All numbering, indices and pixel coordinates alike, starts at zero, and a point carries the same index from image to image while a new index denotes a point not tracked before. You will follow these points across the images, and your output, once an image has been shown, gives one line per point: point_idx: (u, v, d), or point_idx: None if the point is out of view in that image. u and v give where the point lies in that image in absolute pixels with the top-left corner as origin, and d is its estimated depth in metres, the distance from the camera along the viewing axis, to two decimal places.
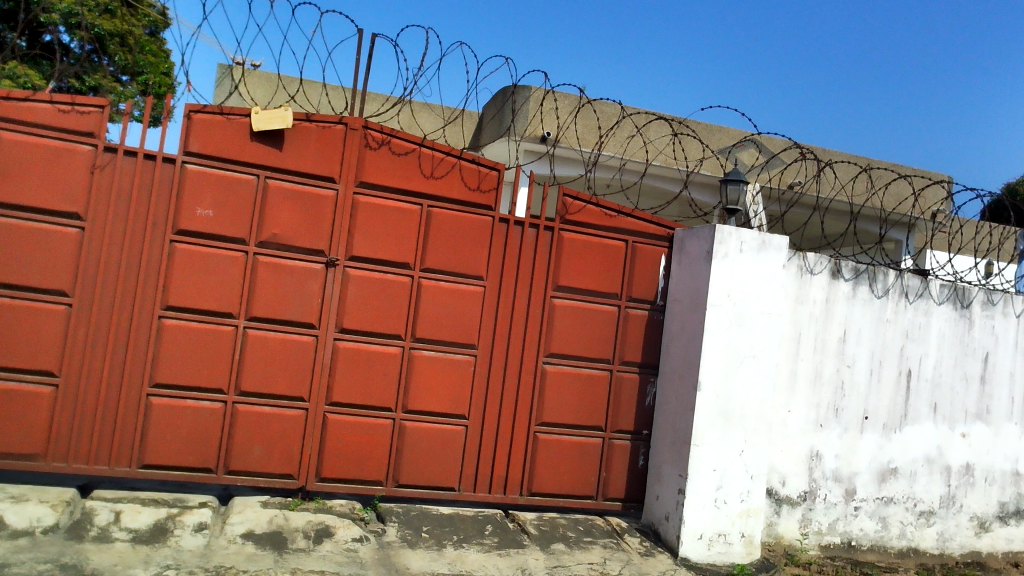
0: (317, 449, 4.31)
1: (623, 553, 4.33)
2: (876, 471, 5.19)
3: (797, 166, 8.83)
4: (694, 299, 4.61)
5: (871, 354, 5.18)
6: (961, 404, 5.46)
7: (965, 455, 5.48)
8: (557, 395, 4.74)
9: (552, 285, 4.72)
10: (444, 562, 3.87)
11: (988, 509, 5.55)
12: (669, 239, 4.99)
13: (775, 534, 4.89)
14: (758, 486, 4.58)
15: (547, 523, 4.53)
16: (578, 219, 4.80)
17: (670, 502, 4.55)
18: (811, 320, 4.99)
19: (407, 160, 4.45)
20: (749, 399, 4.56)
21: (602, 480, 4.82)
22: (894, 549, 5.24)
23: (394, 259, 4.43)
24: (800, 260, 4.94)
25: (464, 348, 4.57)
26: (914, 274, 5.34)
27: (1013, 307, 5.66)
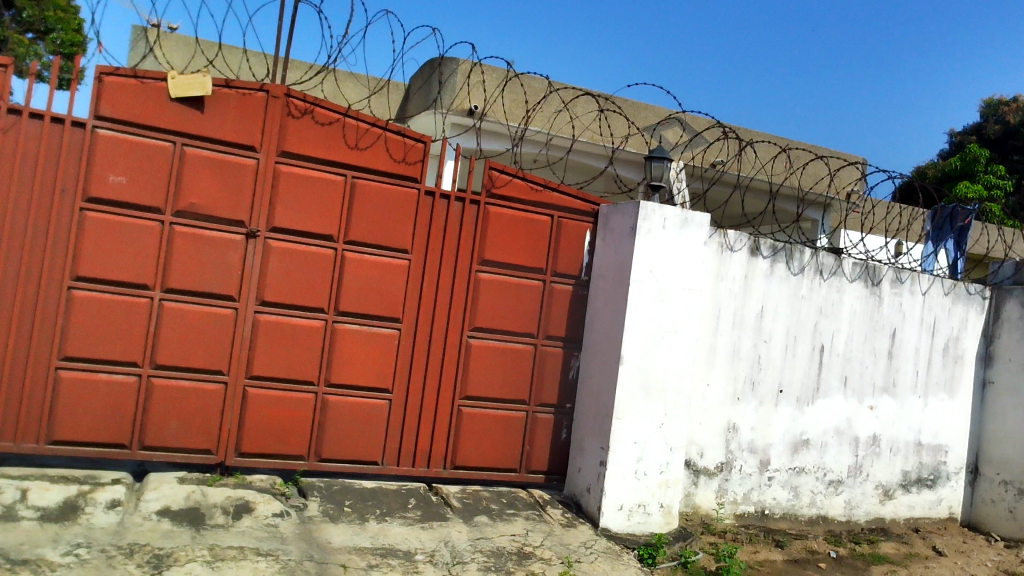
0: (237, 424, 4.23)
1: (545, 524, 4.38)
2: (789, 443, 5.38)
3: (719, 146, 9.03)
4: (618, 274, 4.67)
5: (787, 329, 5.34)
6: (869, 377, 5.69)
7: (872, 426, 5.71)
8: (482, 369, 4.75)
9: (478, 259, 4.71)
10: (367, 536, 3.86)
11: (892, 478, 5.81)
12: (594, 215, 5.02)
13: (693, 504, 5.03)
14: (678, 457, 4.70)
15: (470, 496, 4.55)
16: (504, 193, 4.79)
17: (591, 474, 4.62)
18: (730, 296, 5.11)
19: (331, 129, 4.37)
20: (670, 373, 4.65)
21: (526, 453, 4.86)
22: (804, 517, 5.45)
23: (317, 231, 4.35)
24: (721, 237, 5.04)
25: (388, 322, 4.54)
26: (828, 253, 5.50)
27: (920, 284, 5.89)
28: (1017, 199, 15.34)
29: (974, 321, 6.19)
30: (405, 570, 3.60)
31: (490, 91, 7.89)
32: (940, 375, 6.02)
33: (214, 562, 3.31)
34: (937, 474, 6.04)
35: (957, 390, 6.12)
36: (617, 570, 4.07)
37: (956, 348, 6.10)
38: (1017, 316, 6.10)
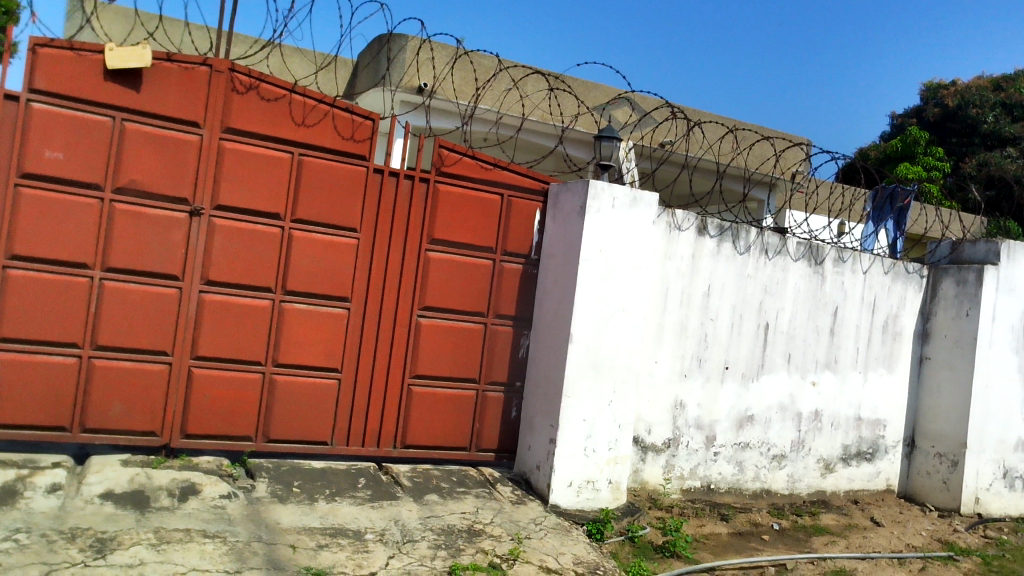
0: (182, 405, 4.17)
1: (495, 502, 4.41)
2: (734, 419, 5.48)
3: (667, 126, 9.10)
4: (567, 253, 4.69)
5: (733, 308, 5.43)
6: (812, 353, 5.82)
7: (815, 402, 5.85)
8: (432, 348, 4.74)
9: (427, 238, 4.69)
10: (316, 516, 3.84)
11: (833, 452, 5.97)
12: (544, 194, 5.03)
13: (640, 480, 5.11)
14: (626, 434, 4.76)
15: (420, 475, 4.55)
16: (453, 171, 4.77)
17: (540, 452, 4.66)
18: (678, 275, 5.17)
19: (277, 106, 4.29)
20: (619, 351, 4.70)
21: (476, 432, 4.88)
22: (749, 491, 5.58)
23: (264, 209, 4.28)
24: (669, 216, 5.09)
25: (337, 301, 4.50)
26: (773, 232, 5.60)
27: (861, 263, 6.03)
28: (954, 179, 15.75)
29: (912, 299, 6.37)
30: (355, 549, 3.60)
31: (439, 69, 7.83)
32: (879, 351, 6.19)
33: (160, 545, 3.27)
34: (876, 448, 6.22)
35: (896, 365, 6.29)
36: (566, 545, 4.12)
37: (894, 325, 6.27)
38: (952, 295, 6.27)
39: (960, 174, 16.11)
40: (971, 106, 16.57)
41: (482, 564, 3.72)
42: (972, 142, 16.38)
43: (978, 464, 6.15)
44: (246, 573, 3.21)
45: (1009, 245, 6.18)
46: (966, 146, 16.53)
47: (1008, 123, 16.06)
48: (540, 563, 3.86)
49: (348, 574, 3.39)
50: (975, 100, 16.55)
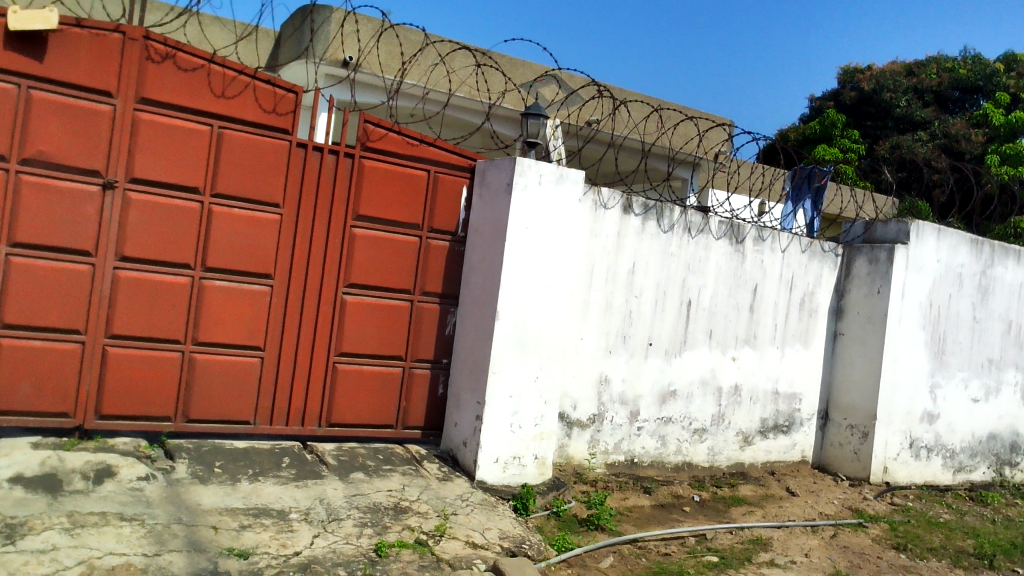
0: (96, 385, 4.03)
1: (422, 479, 4.41)
2: (657, 394, 5.59)
3: (594, 104, 9.16)
4: (494, 230, 4.69)
5: (657, 285, 5.52)
6: (732, 329, 5.96)
7: (734, 376, 6.01)
8: (357, 326, 4.69)
9: (352, 214, 4.62)
10: (239, 496, 3.78)
11: (751, 425, 6.15)
12: (471, 170, 5.01)
13: (566, 455, 5.17)
14: (551, 410, 4.82)
15: (346, 453, 4.51)
16: (379, 147, 4.70)
17: (467, 429, 4.67)
18: (604, 253, 5.23)
19: (195, 76, 4.15)
20: (545, 328, 4.74)
21: (402, 410, 4.86)
22: (671, 464, 5.71)
23: (182, 182, 4.15)
24: (595, 194, 5.13)
25: (259, 278, 4.40)
26: (696, 211, 5.70)
27: (780, 242, 6.20)
28: (868, 161, 16.27)
29: (827, 276, 6.58)
30: (279, 529, 3.56)
31: (364, 42, 7.70)
32: (796, 328, 6.38)
33: (74, 529, 3.17)
34: (792, 421, 6.43)
35: (811, 341, 6.51)
36: (493, 520, 4.16)
37: (810, 302, 6.47)
38: (865, 273, 6.50)
39: (874, 156, 16.64)
40: (886, 90, 17.08)
41: (409, 541, 3.73)
42: (886, 126, 16.84)
43: (887, 435, 6.43)
44: (166, 556, 3.15)
45: (918, 225, 6.43)
46: (880, 129, 17.03)
47: (919, 108, 16.62)
48: (466, 538, 3.89)
49: (272, 554, 3.36)
50: (889, 85, 17.08)
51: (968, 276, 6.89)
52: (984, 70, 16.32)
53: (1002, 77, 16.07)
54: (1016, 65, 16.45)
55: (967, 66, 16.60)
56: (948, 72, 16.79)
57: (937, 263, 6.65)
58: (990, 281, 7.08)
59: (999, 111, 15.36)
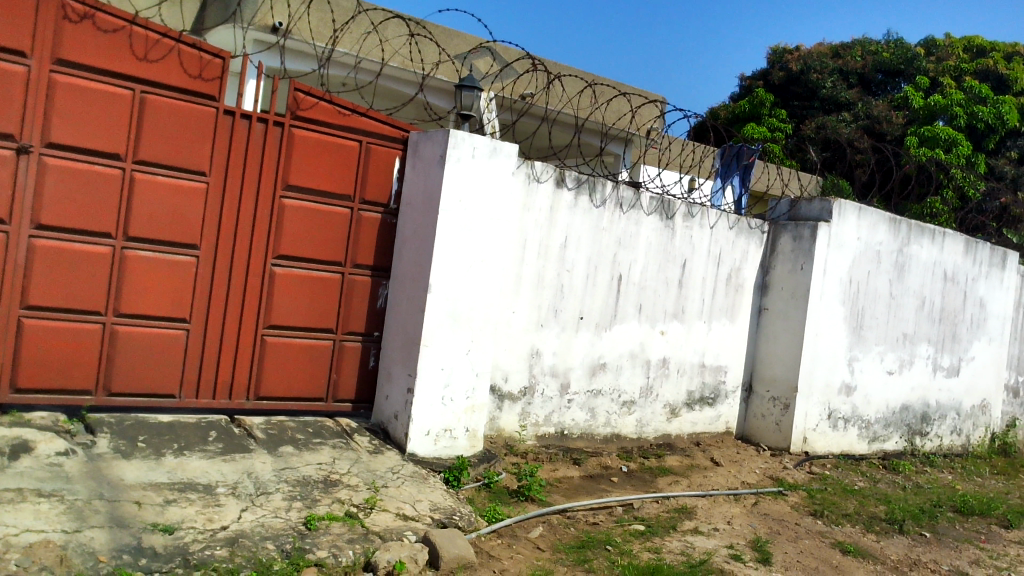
0: (12, 357, 3.89)
1: (352, 452, 4.38)
2: (587, 367, 5.67)
3: (528, 78, 9.16)
4: (426, 203, 4.66)
5: (588, 259, 5.57)
6: (661, 304, 6.07)
7: (662, 349, 6.12)
8: (287, 298, 4.62)
9: (281, 184, 4.53)
10: (163, 471, 3.71)
11: (678, 397, 6.29)
12: (403, 142, 4.96)
13: (497, 427, 5.21)
14: (483, 383, 4.84)
15: (275, 427, 4.44)
16: (309, 116, 4.61)
17: (398, 402, 4.66)
18: (536, 227, 5.25)
19: (116, 38, 4.00)
20: (477, 301, 4.75)
21: (333, 382, 4.82)
22: (600, 436, 5.80)
23: (102, 149, 4.01)
24: (528, 168, 5.14)
25: (184, 249, 4.29)
26: (628, 186, 5.77)
27: (708, 218, 6.31)
28: (794, 141, 16.63)
29: (753, 253, 6.73)
30: (206, 504, 3.51)
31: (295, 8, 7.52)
32: (723, 302, 6.53)
33: None
34: (718, 393, 6.59)
35: (737, 315, 6.66)
36: (423, 493, 4.17)
37: (737, 278, 6.62)
38: (789, 250, 6.68)
39: (800, 136, 17.02)
40: (813, 71, 17.31)
41: (339, 514, 3.72)
42: (812, 106, 17.16)
43: (807, 407, 6.65)
44: (87, 532, 3.08)
45: (840, 204, 6.62)
46: (806, 109, 17.33)
47: (844, 89, 17.02)
48: (397, 511, 3.89)
49: (198, 528, 3.31)
50: (816, 66, 17.31)
51: (885, 253, 7.14)
52: (905, 53, 16.90)
53: (922, 61, 16.62)
54: (935, 50, 17.01)
55: (890, 50, 17.08)
56: (872, 55, 17.31)
57: (858, 240, 6.87)
58: (906, 259, 7.35)
59: (918, 93, 15.96)
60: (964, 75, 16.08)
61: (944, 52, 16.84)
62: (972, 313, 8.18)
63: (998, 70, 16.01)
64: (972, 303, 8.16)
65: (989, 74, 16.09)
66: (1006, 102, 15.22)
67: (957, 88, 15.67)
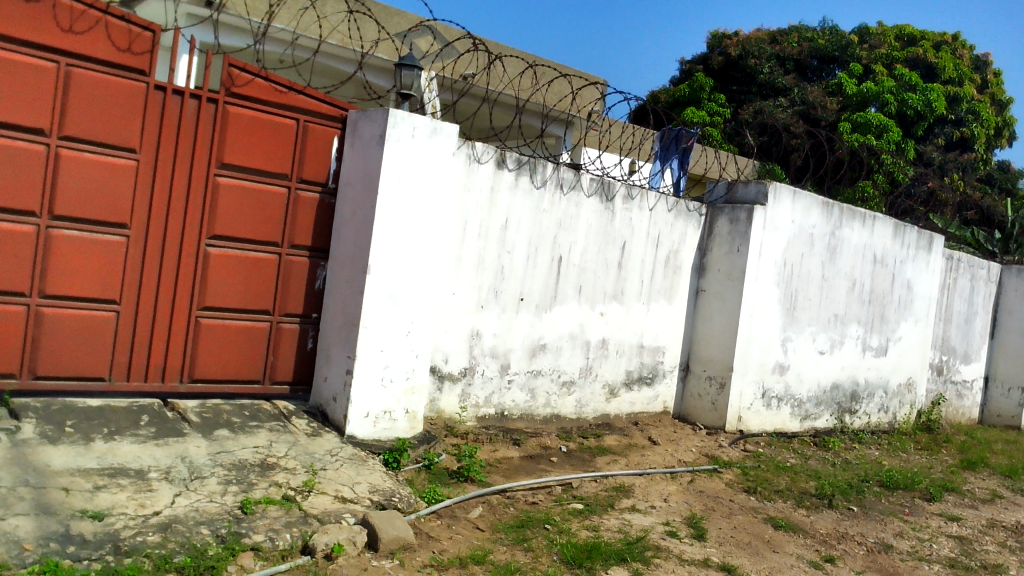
0: None
1: (290, 435, 4.33)
2: (527, 348, 5.69)
3: (469, 58, 9.09)
4: (366, 183, 4.60)
5: (529, 241, 5.58)
6: (601, 285, 6.12)
7: (602, 330, 6.18)
8: (221, 278, 4.53)
9: (216, 163, 4.43)
10: (92, 457, 3.61)
11: (617, 377, 6.36)
12: (342, 120, 4.88)
13: (437, 409, 5.20)
14: (423, 364, 4.83)
15: (210, 410, 4.36)
16: (245, 93, 4.50)
17: (337, 384, 4.62)
18: (477, 208, 5.23)
19: (38, 8, 3.84)
20: (417, 282, 4.72)
21: (269, 365, 4.75)
22: (539, 416, 5.83)
23: (25, 123, 3.86)
24: (469, 148, 5.11)
25: (113, 228, 4.16)
26: (569, 168, 5.78)
27: (648, 200, 6.37)
28: (731, 125, 16.86)
29: (691, 235, 6.82)
30: (137, 489, 3.43)
31: None
32: (661, 284, 6.61)
33: None
34: (656, 373, 6.69)
35: (675, 296, 6.76)
36: (362, 475, 4.15)
37: (675, 259, 6.71)
38: (726, 232, 6.79)
39: (738, 120, 17.26)
40: (751, 56, 17.50)
41: (275, 497, 3.67)
42: (750, 91, 17.39)
43: (742, 386, 6.80)
44: (12, 520, 2.99)
45: (775, 187, 6.75)
46: (744, 94, 17.56)
47: (780, 75, 17.25)
48: (335, 493, 3.87)
49: (129, 514, 3.24)
50: (754, 51, 17.49)
51: (819, 236, 7.31)
52: (839, 41, 17.25)
53: (855, 49, 16.99)
54: (868, 38, 17.41)
55: (825, 37, 17.41)
56: (807, 42, 17.52)
57: (792, 223, 7.02)
58: (838, 242, 7.53)
59: (852, 80, 16.30)
60: (895, 63, 16.59)
61: (876, 41, 17.25)
62: (900, 294, 8.44)
63: (927, 58, 16.59)
64: (900, 284, 8.42)
65: (919, 62, 16.60)
66: (934, 89, 15.89)
67: (889, 76, 16.25)
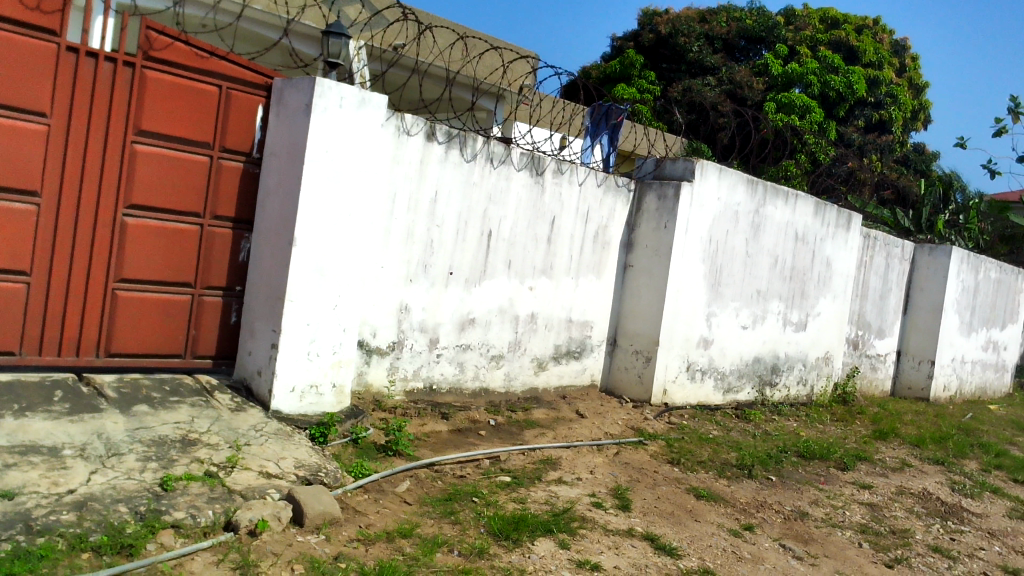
0: None
1: (212, 410, 4.23)
2: (457, 322, 5.68)
3: (398, 28, 8.95)
4: (291, 153, 4.49)
5: (458, 215, 5.55)
6: (530, 259, 6.13)
7: (531, 305, 6.20)
8: (139, 249, 4.38)
9: (133, 129, 4.27)
10: (1, 434, 3.47)
11: (545, 351, 6.40)
12: (267, 88, 4.75)
13: (365, 383, 5.16)
14: (350, 338, 4.77)
15: (128, 385, 4.22)
16: (163, 57, 4.34)
17: (262, 358, 4.53)
18: (406, 180, 5.17)
19: None
20: (345, 255, 4.65)
21: (191, 338, 4.63)
22: (468, 390, 5.84)
23: None
24: (398, 120, 5.04)
25: (24, 196, 3.99)
26: (499, 142, 5.76)
27: (577, 175, 6.39)
28: (660, 101, 17.01)
29: (620, 211, 6.88)
30: (50, 467, 3.32)
31: None
32: (590, 259, 6.67)
33: None
34: (584, 347, 6.76)
35: (603, 271, 6.83)
36: (287, 450, 4.09)
37: (604, 235, 6.77)
38: (654, 209, 6.87)
39: (667, 98, 17.41)
40: (681, 35, 17.47)
41: (197, 474, 3.60)
42: (679, 69, 17.52)
43: (667, 359, 6.92)
44: None
45: (702, 164, 6.85)
46: (674, 73, 17.67)
47: (709, 54, 17.35)
48: (260, 469, 3.81)
49: (42, 493, 3.13)
50: (683, 30, 17.48)
51: (743, 214, 7.46)
52: (766, 22, 17.50)
53: (781, 30, 17.27)
54: (794, 19, 17.71)
55: (752, 18, 17.64)
56: (735, 22, 17.72)
57: (718, 200, 7.15)
58: (761, 219, 7.70)
59: (777, 61, 16.60)
60: (819, 45, 16.96)
61: (802, 22, 17.56)
62: (819, 271, 8.70)
63: (849, 41, 17.00)
64: (820, 261, 8.66)
65: (841, 45, 17.00)
66: (856, 72, 16.35)
67: (813, 57, 16.62)
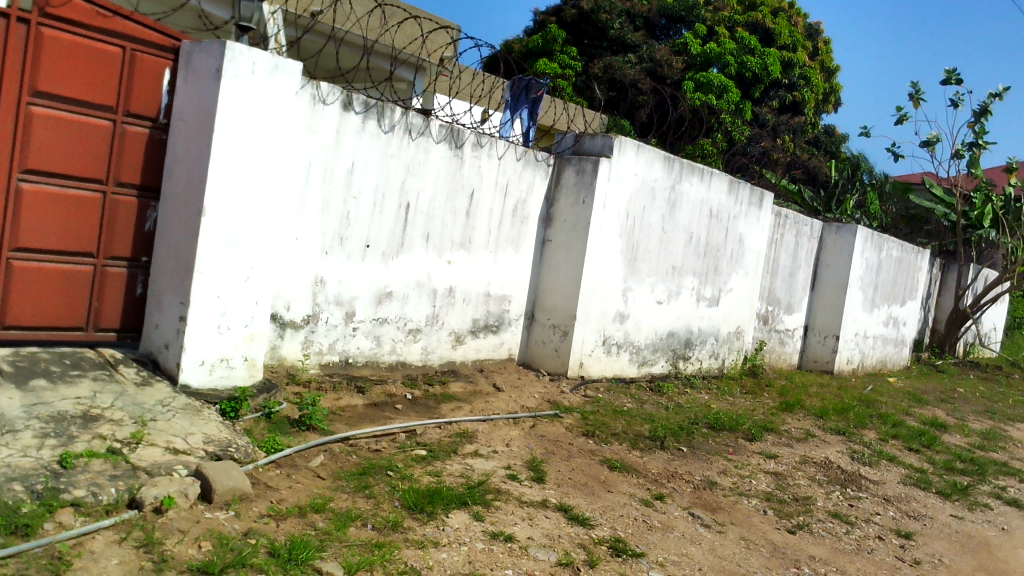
0: None
1: (116, 385, 4.09)
2: (373, 295, 5.61)
3: None
4: (200, 119, 4.33)
5: (375, 187, 5.47)
6: (448, 233, 6.10)
7: (448, 279, 6.17)
8: (35, 217, 4.18)
9: (29, 90, 4.05)
10: None
11: (463, 325, 6.38)
12: (174, 51, 4.55)
13: (278, 356, 5.06)
14: (262, 312, 4.66)
15: (24, 358, 4.03)
16: (61, 14, 4.12)
17: (169, 331, 4.39)
18: (321, 150, 5.06)
19: None
20: (257, 226, 4.53)
21: (93, 310, 4.45)
22: (384, 363, 5.79)
23: None
24: (314, 88, 4.92)
25: None
26: (418, 113, 5.68)
27: (497, 149, 6.35)
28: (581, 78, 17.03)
29: (539, 185, 6.89)
30: None
31: None
32: (508, 233, 6.67)
33: None
34: (501, 321, 6.77)
35: (521, 245, 6.84)
36: (196, 425, 3.98)
37: (522, 209, 6.77)
38: (572, 183, 6.90)
39: (588, 74, 17.44)
40: (603, 11, 17.47)
41: (99, 450, 3.47)
42: (600, 46, 17.55)
43: (583, 334, 7.00)
44: None
45: (620, 140, 6.91)
46: (595, 49, 17.70)
47: (630, 31, 17.42)
48: (166, 445, 3.70)
49: None
50: (605, 6, 17.48)
51: (659, 190, 7.57)
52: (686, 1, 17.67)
53: (701, 10, 17.46)
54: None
55: None
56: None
57: (635, 177, 7.23)
58: (677, 196, 7.83)
59: (696, 41, 16.83)
60: (736, 26, 17.26)
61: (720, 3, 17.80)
62: (733, 248, 8.91)
63: (765, 23, 17.35)
64: (732, 238, 8.87)
65: (758, 27, 17.35)
66: (772, 54, 16.71)
67: (730, 38, 16.91)
